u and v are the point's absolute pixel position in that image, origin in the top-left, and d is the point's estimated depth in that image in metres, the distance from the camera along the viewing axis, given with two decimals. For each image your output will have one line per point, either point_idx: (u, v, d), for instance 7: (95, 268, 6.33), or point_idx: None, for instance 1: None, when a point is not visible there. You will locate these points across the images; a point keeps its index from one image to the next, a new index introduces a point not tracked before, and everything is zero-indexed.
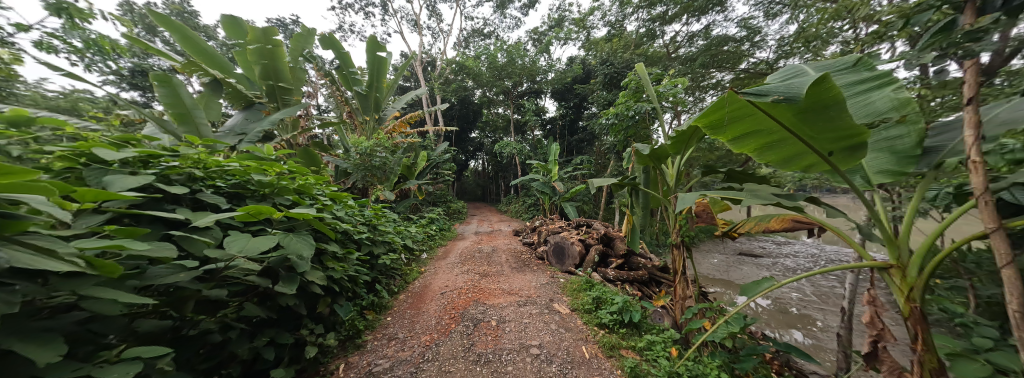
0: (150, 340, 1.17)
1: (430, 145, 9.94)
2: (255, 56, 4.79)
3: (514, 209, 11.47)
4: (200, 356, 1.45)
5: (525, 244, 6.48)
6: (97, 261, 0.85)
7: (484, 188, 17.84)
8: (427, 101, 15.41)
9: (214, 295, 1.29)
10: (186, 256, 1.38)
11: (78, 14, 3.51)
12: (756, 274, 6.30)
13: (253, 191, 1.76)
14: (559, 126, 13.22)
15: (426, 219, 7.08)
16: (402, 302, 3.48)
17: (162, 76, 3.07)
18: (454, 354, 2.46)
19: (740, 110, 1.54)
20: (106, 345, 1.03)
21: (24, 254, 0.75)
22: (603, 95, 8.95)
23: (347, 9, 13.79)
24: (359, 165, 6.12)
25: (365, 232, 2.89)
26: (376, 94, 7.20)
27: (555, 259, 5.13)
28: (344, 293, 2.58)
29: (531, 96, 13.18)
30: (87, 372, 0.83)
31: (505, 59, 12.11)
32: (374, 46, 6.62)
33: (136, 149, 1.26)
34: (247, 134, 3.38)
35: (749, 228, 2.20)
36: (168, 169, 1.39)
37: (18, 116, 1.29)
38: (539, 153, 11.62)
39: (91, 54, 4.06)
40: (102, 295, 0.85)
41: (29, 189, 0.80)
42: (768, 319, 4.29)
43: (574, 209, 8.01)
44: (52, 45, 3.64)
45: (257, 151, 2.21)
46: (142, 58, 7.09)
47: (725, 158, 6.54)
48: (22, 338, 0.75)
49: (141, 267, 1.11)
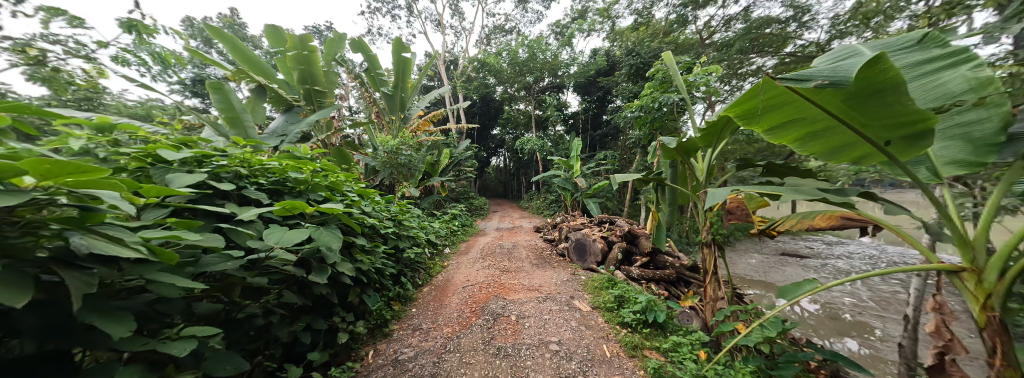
0: (205, 321, 1.31)
1: (453, 142, 10.12)
2: (294, 62, 5.16)
3: (535, 205, 11.49)
4: (247, 337, 1.60)
5: (545, 240, 6.47)
6: (158, 250, 0.96)
7: (506, 184, 18.12)
8: (451, 99, 15.81)
9: (256, 282, 1.42)
10: (233, 247, 1.53)
11: (144, 30, 3.94)
12: (801, 276, 5.80)
13: (290, 188, 1.91)
14: (582, 121, 12.90)
15: (449, 215, 7.30)
16: (426, 295, 3.62)
17: (216, 84, 3.39)
18: (475, 346, 2.52)
19: (777, 98, 1.43)
20: (169, 323, 1.16)
21: (104, 243, 0.86)
22: (628, 87, 8.62)
23: (375, 12, 14.48)
24: (386, 162, 6.40)
25: (392, 227, 3.02)
26: (401, 94, 7.46)
27: (576, 256, 5.04)
28: (372, 284, 2.72)
29: (553, 91, 13.08)
30: (154, 346, 0.95)
31: (527, 54, 12.05)
32: (400, 48, 6.84)
33: (192, 150, 1.41)
34: (287, 135, 3.64)
35: (789, 226, 2.01)
36: (218, 168, 1.54)
37: (103, 123, 1.51)
38: (561, 149, 11.50)
39: (157, 66, 4.54)
40: (164, 280, 0.98)
41: (107, 187, 0.91)
42: (814, 325, 3.93)
43: (597, 205, 7.85)
44: (126, 59, 4.13)
45: (294, 151, 2.38)
46: (199, 68, 7.91)
47: (766, 150, 6.06)
48: (103, 314, 0.87)
49: (196, 255, 1.24)
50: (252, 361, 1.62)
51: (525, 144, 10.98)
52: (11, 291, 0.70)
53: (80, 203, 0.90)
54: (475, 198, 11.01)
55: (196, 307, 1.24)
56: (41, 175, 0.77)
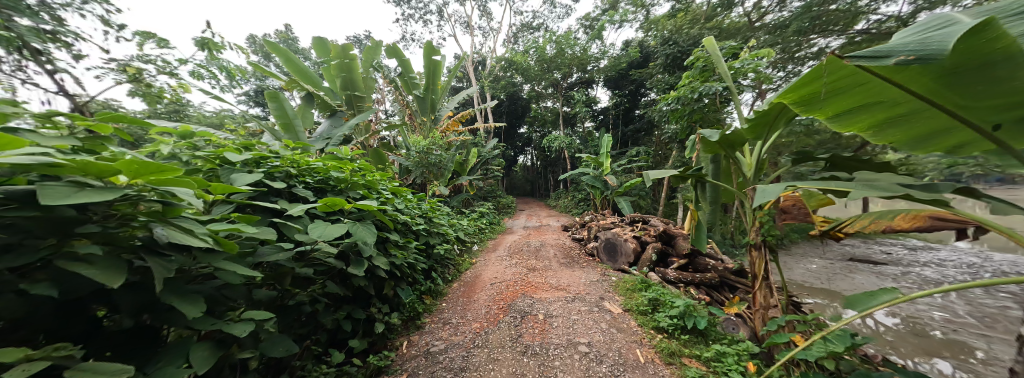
0: (262, 305, 1.46)
1: (481, 142, 10.29)
2: (337, 70, 5.59)
3: (563, 204, 11.34)
4: (299, 323, 1.76)
5: (573, 240, 6.34)
6: (221, 240, 1.08)
7: (534, 182, 18.12)
8: (479, 100, 16.12)
9: (303, 273, 1.55)
10: (284, 240, 1.68)
11: (213, 47, 4.44)
12: (873, 285, 5.08)
13: (332, 186, 2.07)
14: (612, 117, 12.44)
15: (477, 213, 7.45)
16: (456, 290, 3.73)
17: (273, 93, 3.76)
18: (502, 343, 2.54)
19: (844, 80, 1.30)
20: (234, 306, 1.31)
21: (179, 233, 0.99)
22: (663, 78, 8.15)
23: (408, 19, 15.20)
24: (418, 162, 6.68)
25: (422, 224, 3.15)
26: (431, 96, 7.72)
27: (606, 257, 4.86)
28: (405, 278, 2.86)
29: (582, 87, 12.76)
30: (220, 326, 1.08)
31: (555, 50, 11.86)
32: (430, 51, 7.07)
33: (252, 153, 1.57)
34: (331, 138, 3.94)
35: (859, 228, 1.76)
36: (272, 168, 1.71)
37: (187, 131, 1.76)
38: (590, 146, 11.20)
39: (226, 79, 5.13)
40: (226, 268, 1.10)
41: (180, 184, 1.04)
42: (892, 341, 3.41)
43: (628, 204, 7.54)
44: (202, 74, 4.73)
45: (336, 153, 2.57)
46: (259, 80, 8.87)
47: (829, 143, 5.37)
48: (181, 296, 1.00)
49: (254, 246, 1.38)
50: (301, 344, 1.78)
51: (552, 142, 10.89)
52: (105, 273, 0.83)
53: (162, 199, 1.04)
54: (503, 196, 11.16)
55: (255, 293, 1.39)
56: (130, 174, 0.90)
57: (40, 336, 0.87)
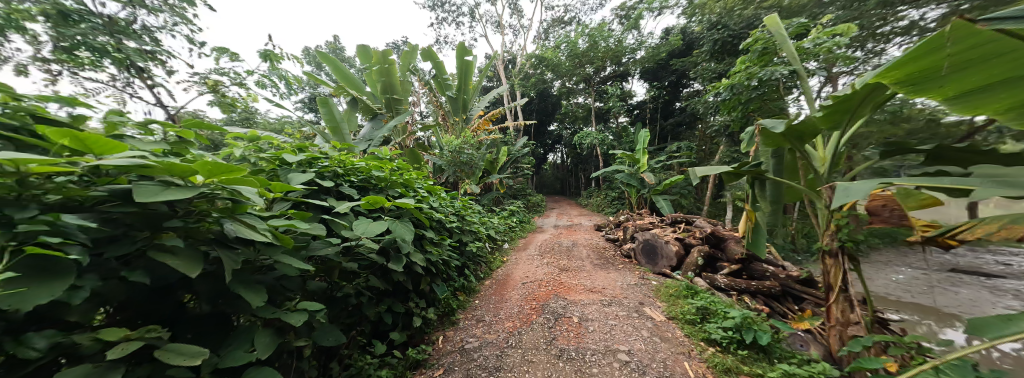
0: (314, 296, 1.58)
1: (511, 140, 10.32)
2: (377, 75, 5.92)
3: (595, 202, 11.00)
4: (346, 314, 1.89)
5: (607, 240, 6.12)
6: (279, 235, 1.17)
7: (564, 180, 17.84)
8: (510, 98, 16.17)
9: (348, 267, 1.65)
10: (332, 235, 1.80)
11: (274, 58, 4.92)
12: (979, 301, 4.25)
13: (374, 185, 2.17)
14: (650, 111, 11.77)
15: (507, 211, 7.50)
16: (488, 288, 3.77)
17: (323, 99, 4.07)
18: (536, 345, 2.50)
19: (974, 54, 1.18)
20: (290, 297, 1.43)
21: (244, 228, 1.09)
22: (709, 67, 7.51)
23: (442, 22, 15.68)
24: (451, 161, 6.87)
25: (456, 221, 3.21)
26: (463, 96, 7.86)
27: (645, 259, 4.61)
28: (440, 274, 2.93)
29: (617, 80, 12.21)
30: (279, 314, 1.18)
31: (588, 44, 11.44)
32: (462, 51, 7.17)
33: (305, 154, 1.70)
34: (372, 140, 4.18)
35: (984, 233, 1.44)
36: (322, 168, 1.83)
37: (254, 135, 1.96)
38: (624, 142, 10.71)
39: (284, 87, 5.67)
40: (283, 261, 1.20)
41: (246, 183, 1.13)
42: (1012, 371, 2.81)
43: (668, 204, 7.09)
44: (265, 84, 5.27)
45: (377, 153, 2.71)
46: (310, 88, 9.71)
47: (921, 132, 4.56)
48: (246, 286, 1.10)
49: (307, 241, 1.49)
50: (348, 333, 1.91)
51: (584, 138, 10.61)
52: (186, 264, 0.94)
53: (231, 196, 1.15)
54: (533, 194, 11.12)
55: (308, 285, 1.50)
56: (205, 173, 0.99)
57: (139, 316, 1.01)
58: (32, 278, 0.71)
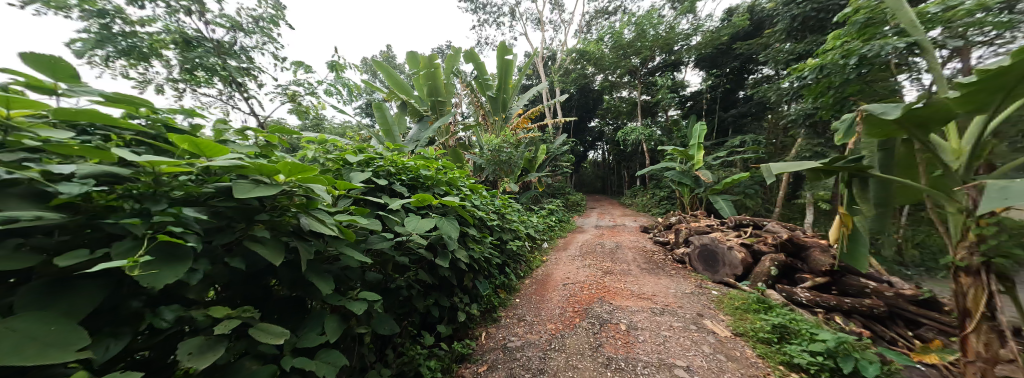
0: (372, 287, 1.70)
1: (549, 138, 10.15)
2: (424, 79, 6.21)
3: (641, 202, 10.37)
4: (399, 305, 2.01)
5: (656, 242, 5.71)
6: (344, 230, 1.27)
7: (606, 178, 17.17)
8: (549, 95, 15.93)
9: (400, 261, 1.75)
10: (386, 230, 1.92)
11: (338, 68, 5.44)
12: None
13: (422, 183, 2.27)
14: (706, 102, 10.72)
15: (546, 210, 7.40)
16: (528, 287, 3.75)
17: (378, 104, 4.40)
18: (580, 350, 2.41)
19: None
20: (353, 286, 1.55)
21: (315, 222, 1.19)
22: (785, 48, 6.58)
23: (483, 23, 15.96)
24: (491, 160, 7.00)
25: (496, 220, 3.24)
26: (502, 96, 7.91)
27: (703, 266, 4.20)
28: (482, 272, 2.97)
29: (668, 70, 11.30)
30: (344, 303, 1.29)
31: (634, 33, 10.74)
32: (503, 51, 7.21)
33: (363, 155, 1.82)
34: (418, 141, 4.40)
35: None
36: (378, 168, 1.96)
37: (323, 139, 2.17)
38: (675, 137, 9.90)
39: (346, 93, 6.22)
40: (346, 253, 1.30)
41: (317, 181, 1.24)
42: None
43: (728, 204, 6.38)
44: (332, 91, 5.86)
45: (424, 153, 2.83)
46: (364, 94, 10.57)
47: None
48: (318, 275, 1.21)
49: (365, 236, 1.60)
50: (401, 323, 2.03)
51: (628, 134, 10.04)
52: (272, 253, 1.06)
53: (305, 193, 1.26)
54: (572, 193, 10.87)
55: (367, 276, 1.62)
56: (287, 172, 1.10)
57: (238, 297, 1.16)
58: (163, 262, 0.84)
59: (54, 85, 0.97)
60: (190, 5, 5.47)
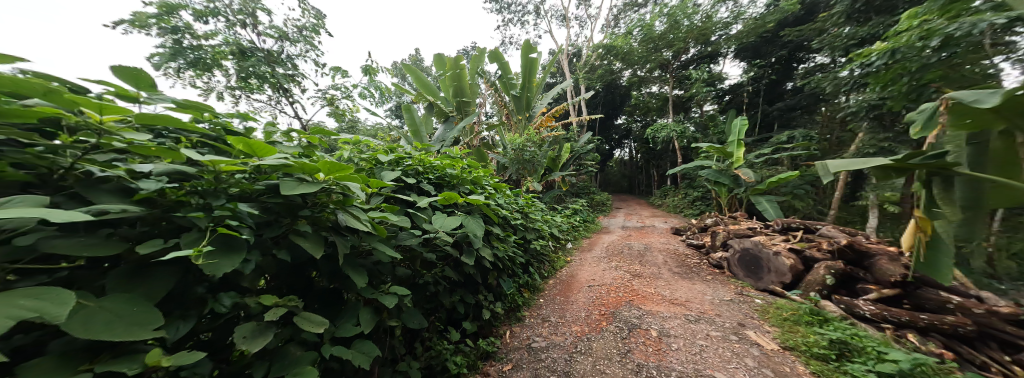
0: (402, 282, 1.75)
1: (574, 136, 9.95)
2: (450, 81, 6.31)
3: (672, 203, 9.87)
4: (427, 300, 2.06)
5: (689, 245, 5.40)
6: (376, 227, 1.31)
7: (634, 178, 16.56)
8: (574, 93, 15.61)
9: (428, 258, 1.78)
10: (415, 227, 1.97)
11: (371, 72, 5.70)
12: None
13: (448, 182, 2.31)
14: (747, 95, 9.95)
15: (571, 209, 7.26)
16: (552, 288, 3.70)
17: (406, 106, 4.54)
18: (608, 355, 2.34)
19: None
20: (384, 280, 1.61)
21: (351, 218, 1.24)
22: (846, 33, 5.92)
23: (508, 23, 15.97)
24: (514, 159, 6.99)
25: (520, 219, 3.23)
26: (527, 94, 7.86)
27: (744, 272, 3.90)
28: (506, 270, 2.97)
29: (704, 62, 10.62)
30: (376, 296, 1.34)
31: (667, 24, 10.21)
32: (527, 49, 7.16)
33: (393, 155, 1.88)
34: (444, 140, 4.49)
35: None
36: (406, 167, 2.01)
37: (358, 139, 2.27)
38: (711, 134, 9.30)
39: (378, 95, 6.50)
40: (378, 248, 1.34)
41: (352, 179, 1.28)
42: None
43: (773, 206, 5.88)
44: (365, 94, 6.15)
45: (449, 152, 2.87)
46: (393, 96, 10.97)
47: None
48: (353, 268, 1.27)
49: (395, 232, 1.65)
50: (429, 318, 2.08)
51: (658, 132, 9.58)
52: (313, 246, 1.12)
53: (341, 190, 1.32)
54: (597, 193, 10.60)
55: (397, 271, 1.68)
56: (325, 170, 1.15)
57: (283, 287, 1.24)
58: (221, 252, 0.91)
59: (137, 94, 1.09)
60: (245, 19, 5.99)
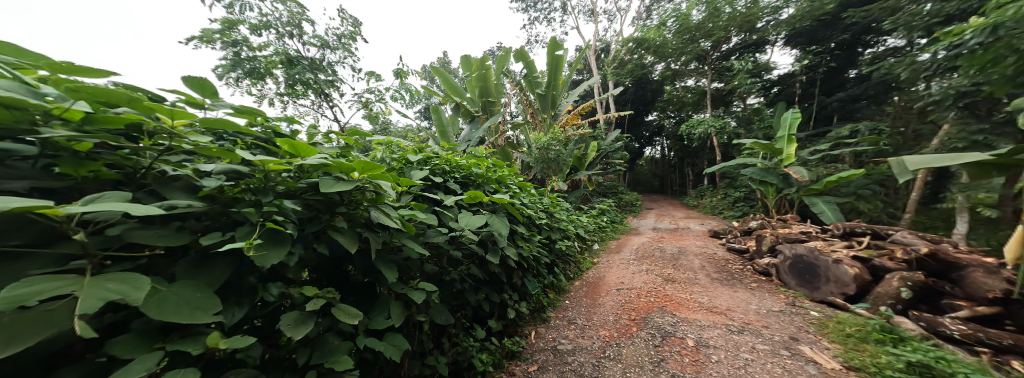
0: (430, 279, 1.78)
1: (601, 134, 9.67)
2: (476, 81, 6.37)
3: (708, 204, 9.28)
4: (453, 297, 2.08)
5: (728, 250, 5.04)
6: (405, 224, 1.32)
7: (666, 177, 15.80)
8: (602, 89, 15.16)
9: (454, 255, 1.80)
10: (442, 225, 1.99)
11: (401, 75, 5.90)
12: None
13: (474, 181, 2.32)
14: (796, 87, 9.10)
15: (597, 209, 7.06)
16: (579, 289, 3.61)
17: (434, 106, 4.63)
18: (639, 362, 2.23)
19: None
20: (413, 276, 1.65)
21: (381, 215, 1.26)
22: (926, 11, 5.17)
23: (534, 21, 15.85)
24: (539, 158, 6.93)
25: (545, 218, 3.18)
26: (552, 92, 7.74)
27: (797, 281, 3.59)
28: (531, 270, 2.95)
29: (747, 52, 9.85)
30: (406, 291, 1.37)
31: (705, 13, 9.60)
32: (554, 47, 7.05)
33: (421, 154, 1.92)
34: (469, 140, 4.53)
35: None
36: (434, 167, 2.04)
37: (390, 140, 2.35)
38: (753, 130, 8.61)
39: (408, 97, 6.72)
40: (407, 244, 1.37)
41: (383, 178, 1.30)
42: None
43: (830, 208, 5.31)
44: (396, 97, 6.39)
45: (475, 152, 2.90)
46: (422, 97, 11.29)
47: None
48: (383, 264, 1.30)
49: (423, 229, 1.68)
50: (455, 314, 2.11)
51: (694, 128, 9.03)
52: (348, 241, 1.16)
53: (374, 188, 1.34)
54: (625, 193, 10.23)
55: (425, 268, 1.70)
56: (358, 169, 1.17)
57: (322, 280, 1.30)
58: (267, 245, 0.96)
59: (203, 101, 1.19)
60: (292, 29, 6.45)
